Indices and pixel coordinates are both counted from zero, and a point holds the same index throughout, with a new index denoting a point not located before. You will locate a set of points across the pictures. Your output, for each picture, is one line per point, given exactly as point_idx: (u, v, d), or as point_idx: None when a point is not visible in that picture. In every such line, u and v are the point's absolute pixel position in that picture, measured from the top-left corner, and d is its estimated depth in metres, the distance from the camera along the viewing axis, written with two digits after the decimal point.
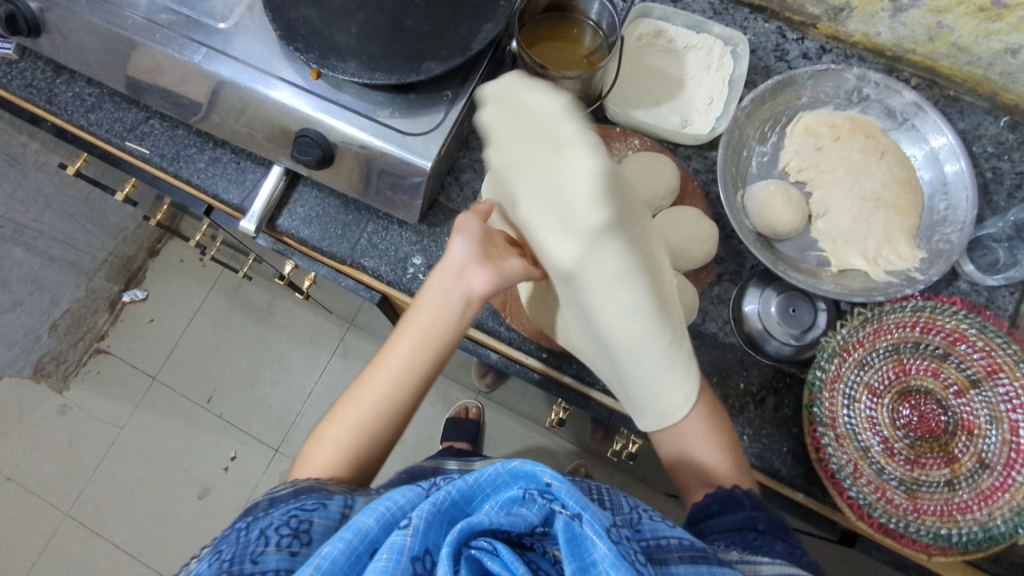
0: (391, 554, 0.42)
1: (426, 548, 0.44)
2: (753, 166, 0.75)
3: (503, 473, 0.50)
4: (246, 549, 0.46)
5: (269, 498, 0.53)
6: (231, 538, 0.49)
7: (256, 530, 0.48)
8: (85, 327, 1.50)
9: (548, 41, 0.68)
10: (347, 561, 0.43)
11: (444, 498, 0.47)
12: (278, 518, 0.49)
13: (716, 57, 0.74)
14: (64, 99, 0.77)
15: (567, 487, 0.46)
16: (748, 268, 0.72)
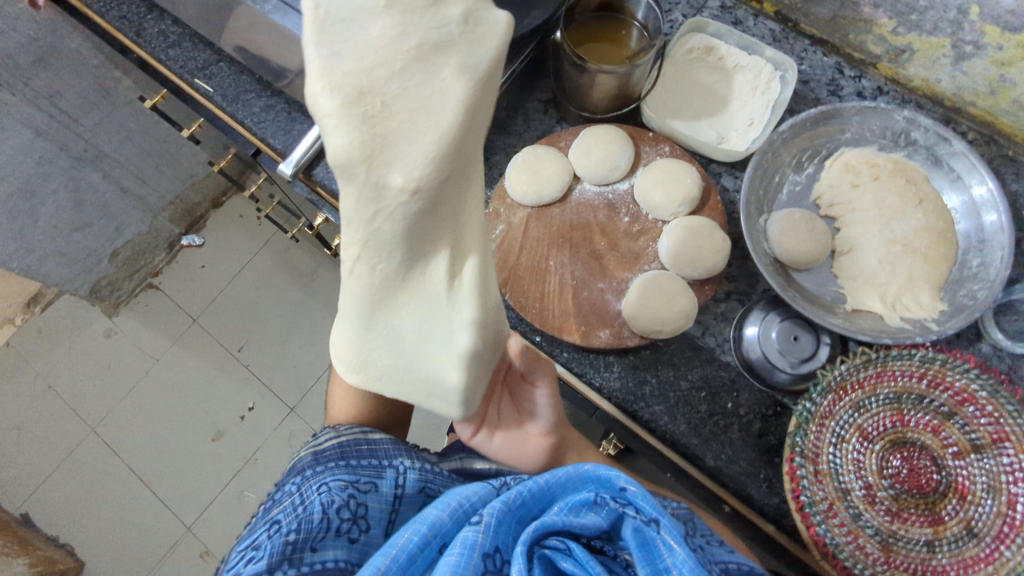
0: (464, 549, 0.44)
1: (496, 547, 0.46)
2: (784, 193, 0.74)
3: (575, 477, 0.52)
4: (315, 531, 0.47)
5: (315, 456, 0.55)
6: (286, 510, 0.50)
7: (320, 510, 0.49)
8: (143, 261, 1.59)
9: (593, 40, 0.70)
10: (424, 557, 0.46)
11: (515, 498, 0.49)
12: (334, 495, 0.50)
13: (763, 81, 0.74)
14: (151, 34, 0.84)
15: (638, 495, 0.47)
16: (759, 291, 0.71)
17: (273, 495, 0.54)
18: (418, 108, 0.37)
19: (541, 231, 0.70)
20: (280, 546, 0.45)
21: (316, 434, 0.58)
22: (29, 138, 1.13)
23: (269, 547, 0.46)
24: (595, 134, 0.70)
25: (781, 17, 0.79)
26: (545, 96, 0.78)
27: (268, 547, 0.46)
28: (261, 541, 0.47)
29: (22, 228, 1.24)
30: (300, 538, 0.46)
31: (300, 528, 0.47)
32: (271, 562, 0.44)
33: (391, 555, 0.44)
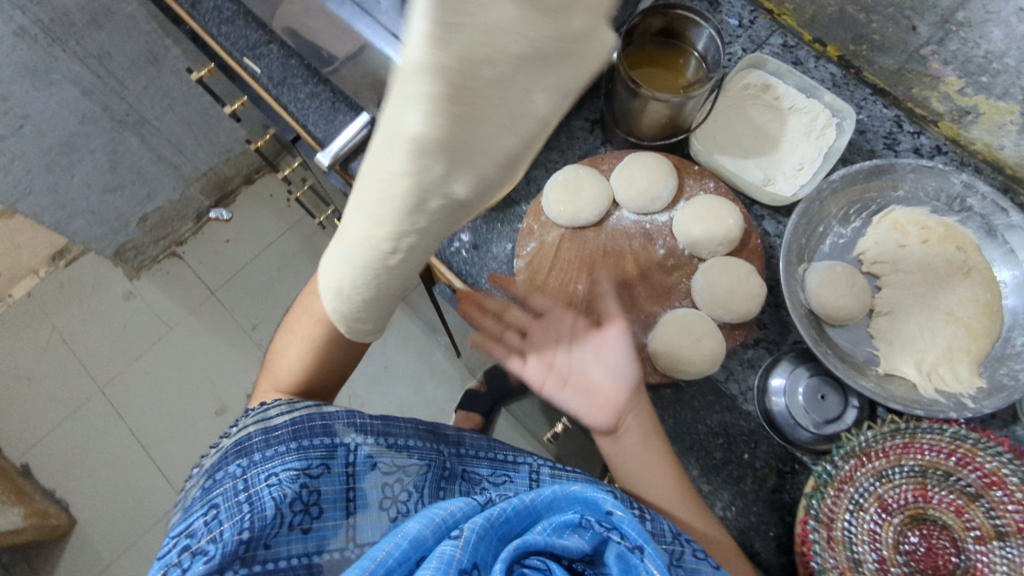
0: (440, 561, 0.46)
1: (474, 562, 0.48)
2: (827, 244, 0.72)
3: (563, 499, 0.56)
4: (266, 528, 0.50)
5: (265, 436, 0.56)
6: (229, 499, 0.52)
7: (268, 504, 0.51)
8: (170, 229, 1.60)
9: (649, 65, 0.69)
10: (400, 567, 0.48)
11: (501, 515, 0.52)
12: (284, 488, 0.53)
13: (818, 126, 0.72)
14: (206, 9, 0.84)
15: (626, 522, 0.51)
16: (789, 342, 0.69)
17: (216, 466, 0.56)
18: (511, 112, 0.38)
19: (573, 254, 0.69)
20: (230, 543, 0.49)
21: (270, 408, 0.58)
22: (75, 96, 1.14)
23: (221, 541, 0.49)
24: (640, 162, 0.69)
25: (844, 62, 0.77)
26: (593, 116, 0.77)
27: (218, 545, 0.48)
28: (201, 530, 0.50)
29: (56, 183, 1.24)
30: (248, 539, 0.49)
31: (248, 523, 0.50)
32: (220, 559, 0.48)
33: (372, 565, 0.47)
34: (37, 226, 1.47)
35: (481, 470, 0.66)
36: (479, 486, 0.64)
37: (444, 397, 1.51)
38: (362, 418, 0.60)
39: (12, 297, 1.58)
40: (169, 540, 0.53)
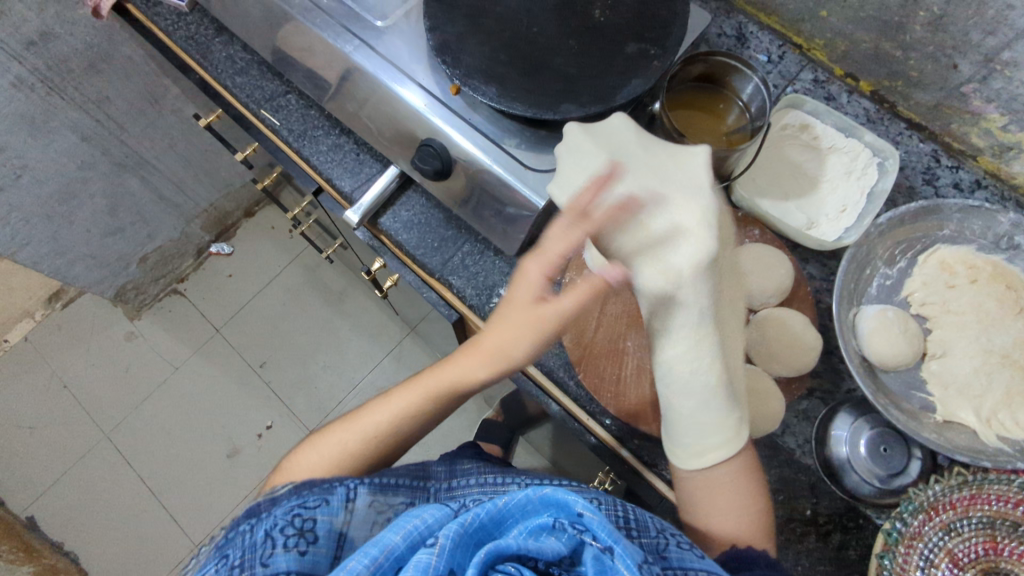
0: (416, 570, 0.42)
1: (451, 568, 0.43)
2: (874, 286, 0.71)
3: (533, 500, 0.49)
4: (255, 556, 0.45)
5: (272, 499, 0.51)
6: (229, 545, 0.48)
7: (261, 537, 0.47)
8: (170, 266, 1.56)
9: (691, 110, 0.67)
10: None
11: (472, 521, 0.47)
12: (276, 520, 0.48)
13: (859, 166, 0.71)
14: (217, 58, 0.80)
15: (597, 522, 0.46)
16: (844, 391, 0.68)
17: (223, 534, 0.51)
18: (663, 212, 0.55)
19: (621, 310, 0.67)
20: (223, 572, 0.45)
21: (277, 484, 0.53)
22: (74, 143, 1.08)
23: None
24: None
25: (878, 96, 0.76)
26: None
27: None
28: None
29: (56, 232, 1.19)
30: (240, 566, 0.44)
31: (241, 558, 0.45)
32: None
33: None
34: (33, 271, 1.42)
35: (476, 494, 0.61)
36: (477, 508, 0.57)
37: (461, 429, 1.49)
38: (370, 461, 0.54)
39: (6, 344, 1.52)
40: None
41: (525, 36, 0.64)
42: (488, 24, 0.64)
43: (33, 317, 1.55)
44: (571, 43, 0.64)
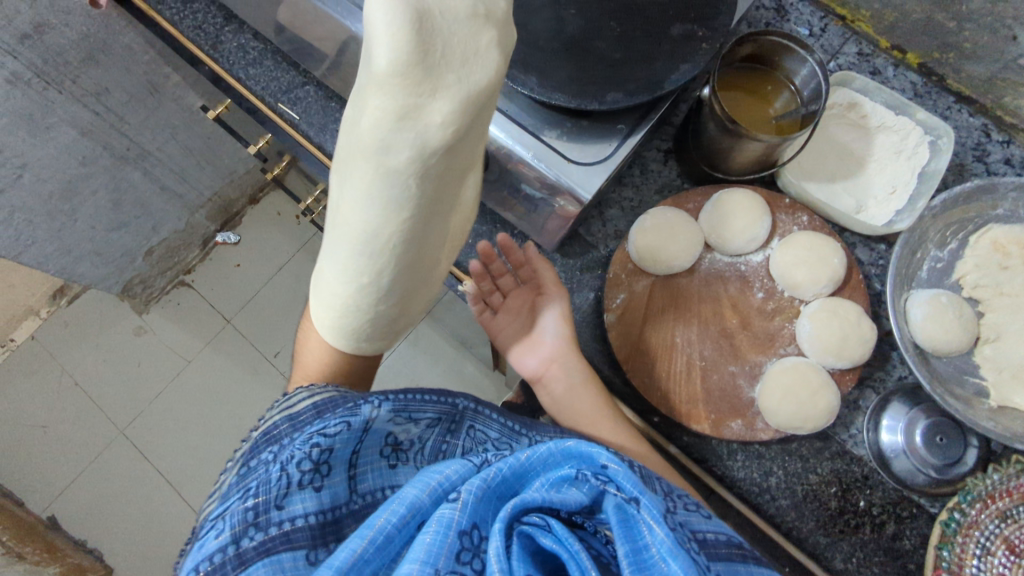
0: (441, 526, 0.39)
1: (474, 523, 0.40)
2: (924, 270, 0.69)
3: (555, 452, 0.46)
4: (270, 497, 0.41)
5: (290, 421, 0.48)
6: (249, 479, 0.44)
7: (278, 473, 0.42)
8: (176, 259, 1.52)
9: (739, 93, 0.64)
10: (403, 537, 0.40)
11: (494, 474, 0.43)
12: (294, 451, 0.43)
13: (910, 146, 0.68)
14: (228, 49, 0.75)
15: (624, 473, 0.43)
16: (894, 379, 0.66)
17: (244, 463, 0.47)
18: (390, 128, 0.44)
19: (666, 302, 0.64)
20: (239, 507, 0.41)
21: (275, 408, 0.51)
22: (73, 138, 1.03)
23: (229, 519, 0.41)
24: (734, 201, 0.64)
25: (926, 69, 0.73)
26: (664, 145, 0.72)
27: (228, 518, 0.41)
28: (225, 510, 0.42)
29: (59, 231, 1.14)
30: (258, 506, 0.41)
31: (256, 496, 0.41)
32: (228, 533, 0.40)
33: (369, 537, 0.39)
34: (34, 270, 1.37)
35: (490, 431, 0.55)
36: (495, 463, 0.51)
37: None
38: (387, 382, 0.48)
39: (14, 343, 1.49)
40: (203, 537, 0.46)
41: (562, 18, 0.60)
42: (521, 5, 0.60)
43: (39, 315, 1.51)
44: (613, 25, 0.60)
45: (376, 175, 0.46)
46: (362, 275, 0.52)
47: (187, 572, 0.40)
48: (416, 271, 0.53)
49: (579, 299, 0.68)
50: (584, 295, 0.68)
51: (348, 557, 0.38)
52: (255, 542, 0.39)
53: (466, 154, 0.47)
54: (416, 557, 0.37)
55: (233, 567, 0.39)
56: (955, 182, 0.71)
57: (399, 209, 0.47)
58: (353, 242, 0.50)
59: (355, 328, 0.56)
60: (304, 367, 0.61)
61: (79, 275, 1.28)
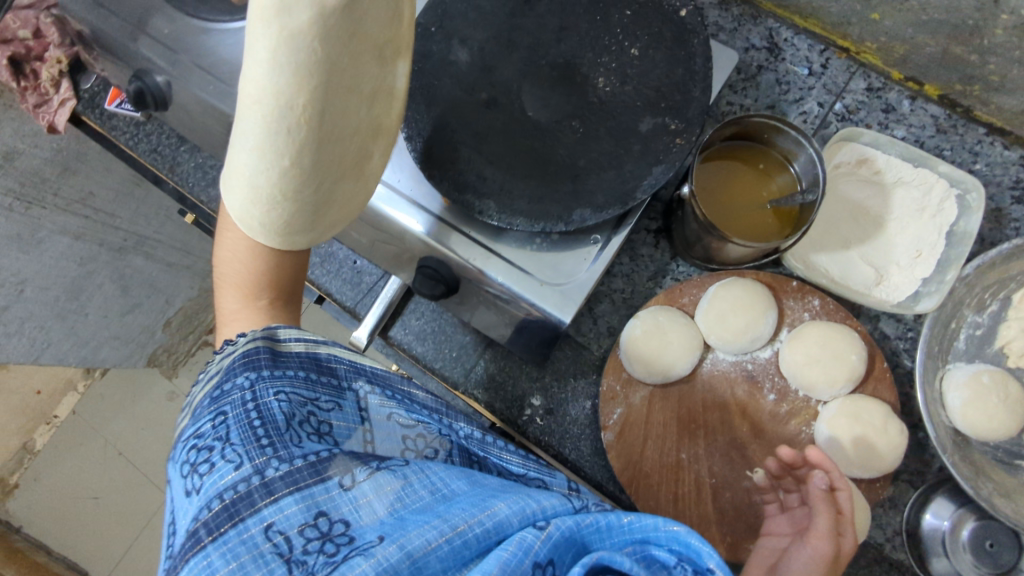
0: (519, 550, 0.35)
1: (553, 559, 0.35)
2: (961, 339, 0.62)
3: (661, 531, 0.37)
4: (284, 437, 0.40)
5: (273, 359, 0.45)
6: (233, 407, 0.41)
7: (284, 419, 0.41)
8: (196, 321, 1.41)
9: (729, 175, 0.58)
10: (478, 550, 0.36)
11: (591, 523, 0.38)
12: (292, 406, 0.42)
13: (934, 201, 0.60)
14: (186, 170, 0.72)
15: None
16: (934, 469, 0.60)
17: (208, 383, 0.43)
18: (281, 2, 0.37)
19: (668, 413, 0.59)
20: (242, 446, 0.38)
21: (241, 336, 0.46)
22: (67, 244, 1.01)
23: (237, 452, 0.38)
24: (733, 299, 0.58)
25: (948, 100, 0.64)
26: (654, 224, 0.65)
27: (239, 450, 0.38)
28: (214, 437, 0.39)
29: (72, 327, 1.11)
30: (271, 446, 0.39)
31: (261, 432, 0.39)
32: (241, 467, 0.37)
33: (450, 533, 0.36)
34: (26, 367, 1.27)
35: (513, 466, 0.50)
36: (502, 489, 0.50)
37: None
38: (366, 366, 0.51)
39: (57, 420, 1.46)
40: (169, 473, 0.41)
41: (517, 122, 0.53)
42: (469, 115, 0.54)
43: (76, 389, 1.47)
44: (575, 124, 0.53)
45: (274, 37, 0.37)
46: (277, 156, 0.40)
47: (194, 508, 0.36)
48: (342, 157, 0.43)
49: (575, 409, 0.64)
50: (580, 405, 0.64)
51: (423, 546, 0.35)
52: (281, 471, 0.37)
53: (373, 31, 0.41)
54: (491, 569, 0.34)
55: (262, 497, 0.36)
56: (992, 231, 0.63)
57: (310, 73, 0.38)
58: (258, 112, 0.39)
59: (273, 225, 0.43)
60: (230, 280, 0.51)
61: (101, 361, 1.26)
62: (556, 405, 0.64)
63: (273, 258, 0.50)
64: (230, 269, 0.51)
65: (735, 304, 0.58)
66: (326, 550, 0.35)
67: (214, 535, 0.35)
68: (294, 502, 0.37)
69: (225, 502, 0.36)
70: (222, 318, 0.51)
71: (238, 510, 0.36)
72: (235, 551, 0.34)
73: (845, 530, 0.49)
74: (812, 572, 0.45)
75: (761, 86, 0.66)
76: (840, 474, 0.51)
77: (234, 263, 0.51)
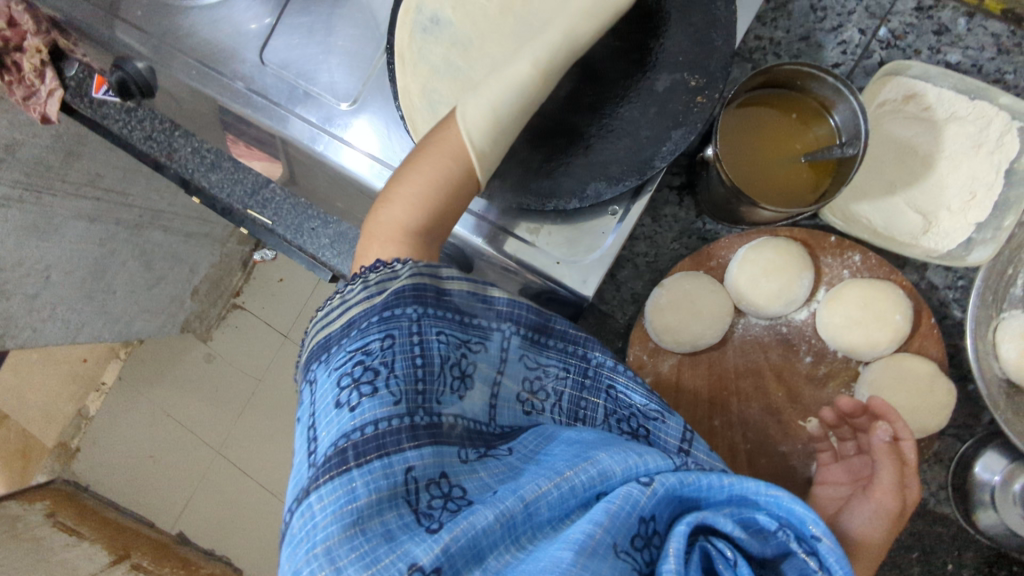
0: (626, 503, 0.34)
1: (654, 514, 0.35)
2: (1020, 284, 0.58)
3: (763, 495, 0.35)
4: (434, 386, 0.38)
5: (439, 295, 0.41)
6: (402, 338, 0.38)
7: (439, 362, 0.39)
8: (222, 286, 1.33)
9: (760, 125, 0.52)
10: (581, 498, 0.36)
11: (694, 483, 0.36)
12: (449, 348, 0.40)
13: (992, 137, 0.55)
14: (184, 156, 0.70)
15: (839, 568, 0.33)
16: (984, 422, 0.58)
17: (370, 300, 0.39)
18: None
19: (699, 380, 0.57)
20: (404, 384, 0.36)
21: (398, 262, 0.41)
22: (83, 228, 0.95)
23: (396, 386, 0.36)
24: (765, 261, 0.55)
25: (1012, 15, 0.57)
26: (677, 180, 0.61)
27: (396, 381, 0.36)
28: (376, 360, 0.36)
29: (105, 308, 1.04)
30: (420, 388, 0.37)
31: (419, 371, 0.38)
32: (395, 403, 0.35)
33: (557, 479, 0.36)
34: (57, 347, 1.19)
35: (636, 398, 0.45)
36: (620, 426, 0.46)
37: None
38: (523, 309, 0.44)
39: (104, 387, 1.34)
40: (320, 373, 0.38)
41: None
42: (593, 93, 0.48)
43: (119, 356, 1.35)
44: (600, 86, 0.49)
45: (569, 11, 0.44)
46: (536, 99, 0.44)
47: (329, 439, 0.34)
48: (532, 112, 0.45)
49: None
50: None
51: (536, 490, 0.35)
52: (427, 422, 0.36)
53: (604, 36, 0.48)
54: (599, 520, 0.33)
55: (407, 439, 0.35)
56: None
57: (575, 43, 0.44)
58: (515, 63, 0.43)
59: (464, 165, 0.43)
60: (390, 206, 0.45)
61: (137, 333, 1.18)
62: None
63: (430, 209, 0.44)
64: (399, 183, 0.45)
65: (773, 260, 0.55)
66: (451, 505, 0.34)
67: (360, 462, 0.33)
68: (433, 453, 0.36)
69: (374, 432, 0.34)
70: (375, 231, 0.45)
71: (385, 443, 0.34)
72: (378, 482, 0.32)
73: (911, 481, 0.46)
74: (879, 530, 0.43)
75: (794, 15, 0.59)
76: (905, 425, 0.47)
77: (407, 174, 0.45)
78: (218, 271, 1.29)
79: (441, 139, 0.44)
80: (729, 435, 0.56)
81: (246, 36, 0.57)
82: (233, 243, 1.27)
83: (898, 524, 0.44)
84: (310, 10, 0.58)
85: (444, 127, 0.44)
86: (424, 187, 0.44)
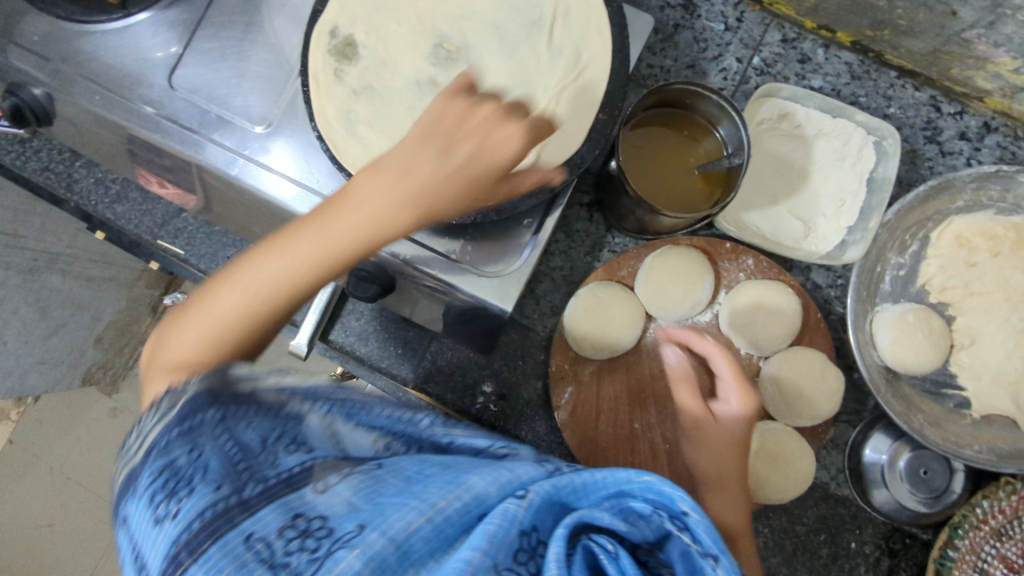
0: (501, 520, 0.31)
1: (535, 525, 0.32)
2: (887, 281, 0.65)
3: (635, 482, 0.34)
4: (258, 457, 0.32)
5: (238, 380, 0.34)
6: (206, 441, 0.31)
7: (259, 438, 0.32)
8: (129, 334, 1.22)
9: (655, 141, 0.57)
10: (461, 526, 0.32)
11: (566, 483, 0.34)
12: (270, 419, 0.33)
13: (854, 150, 0.62)
14: (85, 188, 0.68)
15: (709, 536, 0.31)
16: (870, 407, 0.64)
17: (171, 429, 0.32)
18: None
19: (618, 386, 0.60)
20: (217, 474, 0.30)
21: (184, 382, 0.34)
22: None
23: (207, 482, 0.30)
24: (669, 267, 0.59)
25: (860, 46, 0.66)
26: (586, 197, 0.65)
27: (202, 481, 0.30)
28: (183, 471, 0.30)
29: None
30: (243, 465, 0.31)
31: (235, 459, 0.31)
32: (217, 487, 0.30)
33: (429, 513, 0.31)
34: None
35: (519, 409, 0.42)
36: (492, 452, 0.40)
37: None
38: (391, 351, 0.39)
39: None
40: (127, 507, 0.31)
41: None
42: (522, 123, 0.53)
43: None
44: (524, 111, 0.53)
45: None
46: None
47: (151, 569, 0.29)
48: None
49: (527, 392, 0.64)
50: (531, 387, 0.64)
51: (406, 528, 0.30)
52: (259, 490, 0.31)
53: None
54: (477, 544, 0.30)
55: (239, 511, 0.30)
56: (909, 172, 0.65)
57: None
58: None
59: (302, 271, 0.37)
60: (218, 319, 0.37)
61: (29, 389, 1.06)
62: (509, 390, 0.64)
63: (250, 313, 0.37)
64: (228, 299, 0.37)
65: (677, 268, 0.59)
66: (308, 547, 0.29)
67: (197, 555, 0.28)
68: (282, 509, 0.30)
69: (203, 522, 0.29)
70: (207, 330, 0.37)
71: (220, 526, 0.29)
72: (219, 565, 0.28)
73: (726, 393, 0.51)
74: (700, 462, 0.49)
75: (680, 46, 0.66)
76: (708, 349, 0.52)
77: (258, 269, 0.37)
78: (123, 317, 1.19)
79: (332, 230, 0.37)
80: (649, 437, 0.59)
81: (152, 64, 0.57)
82: (140, 287, 1.20)
83: (717, 436, 0.50)
84: (219, 37, 0.58)
85: (306, 242, 0.37)
86: (264, 301, 0.37)
